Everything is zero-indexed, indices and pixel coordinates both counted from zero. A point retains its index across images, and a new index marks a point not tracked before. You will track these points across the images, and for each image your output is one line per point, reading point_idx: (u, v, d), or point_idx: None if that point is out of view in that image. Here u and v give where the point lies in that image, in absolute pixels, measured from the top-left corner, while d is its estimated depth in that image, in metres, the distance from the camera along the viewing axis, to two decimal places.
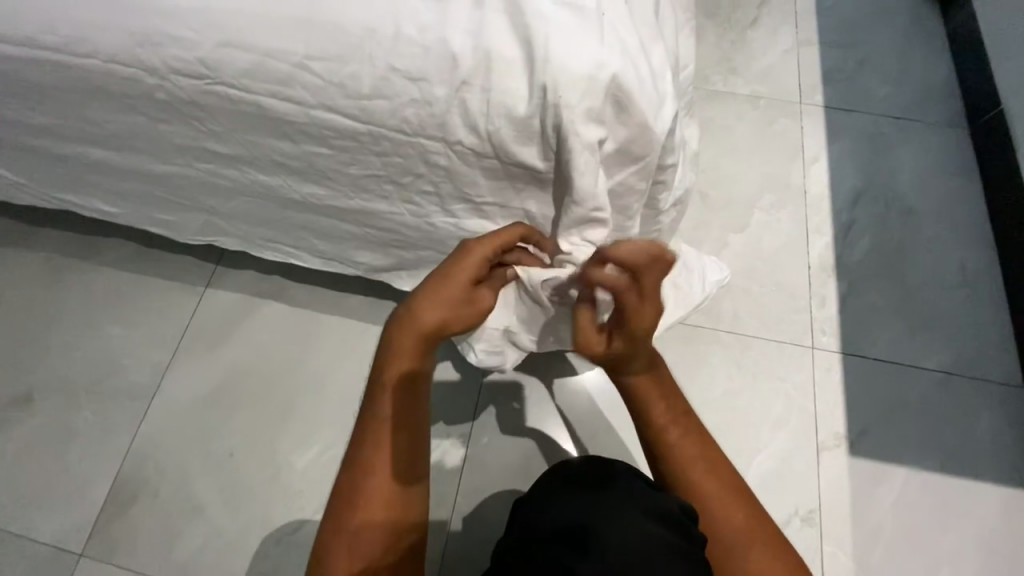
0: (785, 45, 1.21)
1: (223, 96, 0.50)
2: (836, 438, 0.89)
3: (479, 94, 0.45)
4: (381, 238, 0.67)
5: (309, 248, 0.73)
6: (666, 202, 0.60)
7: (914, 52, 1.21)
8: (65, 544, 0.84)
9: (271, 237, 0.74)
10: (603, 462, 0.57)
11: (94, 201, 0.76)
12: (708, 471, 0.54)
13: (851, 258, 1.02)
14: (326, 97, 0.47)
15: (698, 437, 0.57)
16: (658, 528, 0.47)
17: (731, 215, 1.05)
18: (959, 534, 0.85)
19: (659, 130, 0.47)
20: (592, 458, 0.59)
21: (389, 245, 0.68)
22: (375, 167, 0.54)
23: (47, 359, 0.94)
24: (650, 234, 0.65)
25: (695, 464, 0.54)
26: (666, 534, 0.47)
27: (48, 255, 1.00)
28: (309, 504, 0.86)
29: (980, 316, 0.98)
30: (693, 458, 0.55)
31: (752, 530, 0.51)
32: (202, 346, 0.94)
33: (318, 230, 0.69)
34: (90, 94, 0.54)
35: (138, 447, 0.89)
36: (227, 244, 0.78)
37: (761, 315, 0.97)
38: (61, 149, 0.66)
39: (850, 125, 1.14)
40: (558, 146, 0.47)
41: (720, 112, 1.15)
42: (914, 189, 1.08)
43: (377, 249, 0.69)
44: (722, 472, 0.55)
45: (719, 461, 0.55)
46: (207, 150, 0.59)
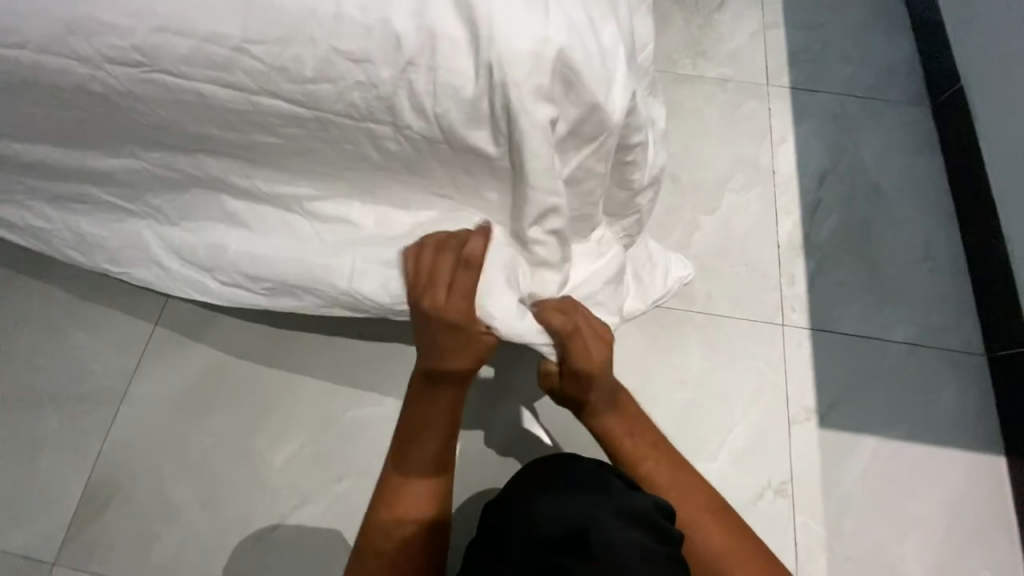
0: (752, 27, 1.22)
1: (161, 84, 0.48)
2: (806, 412, 0.91)
3: (426, 75, 0.44)
4: (319, 229, 0.62)
5: (224, 262, 0.66)
6: (642, 180, 0.60)
7: (878, 32, 1.23)
8: (35, 555, 0.82)
9: (194, 247, 0.67)
10: (575, 460, 0.58)
11: (32, 214, 0.73)
12: (689, 496, 0.63)
13: (819, 236, 1.04)
14: (268, 82, 0.46)
15: (675, 464, 0.66)
16: (648, 536, 0.49)
17: (702, 197, 1.06)
18: (925, 498, 0.87)
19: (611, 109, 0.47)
20: (580, 459, 0.58)
21: (325, 244, 0.62)
22: (327, 154, 0.53)
23: (6, 369, 0.91)
24: (631, 214, 0.65)
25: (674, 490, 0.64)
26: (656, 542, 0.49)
27: (2, 262, 0.97)
28: (287, 505, 0.85)
29: (943, 288, 1.01)
30: (674, 482, 0.65)
31: (727, 544, 0.60)
32: (171, 348, 0.92)
33: (255, 227, 0.64)
34: (23, 87, 0.52)
35: (108, 453, 0.87)
36: (140, 271, 0.72)
37: (731, 294, 0.98)
38: (0, 149, 0.63)
39: (816, 105, 1.15)
40: (507, 128, 0.46)
41: (689, 96, 1.15)
42: (879, 166, 1.10)
43: (298, 256, 0.62)
44: (699, 495, 0.64)
45: (696, 486, 0.65)
46: (150, 143, 0.57)
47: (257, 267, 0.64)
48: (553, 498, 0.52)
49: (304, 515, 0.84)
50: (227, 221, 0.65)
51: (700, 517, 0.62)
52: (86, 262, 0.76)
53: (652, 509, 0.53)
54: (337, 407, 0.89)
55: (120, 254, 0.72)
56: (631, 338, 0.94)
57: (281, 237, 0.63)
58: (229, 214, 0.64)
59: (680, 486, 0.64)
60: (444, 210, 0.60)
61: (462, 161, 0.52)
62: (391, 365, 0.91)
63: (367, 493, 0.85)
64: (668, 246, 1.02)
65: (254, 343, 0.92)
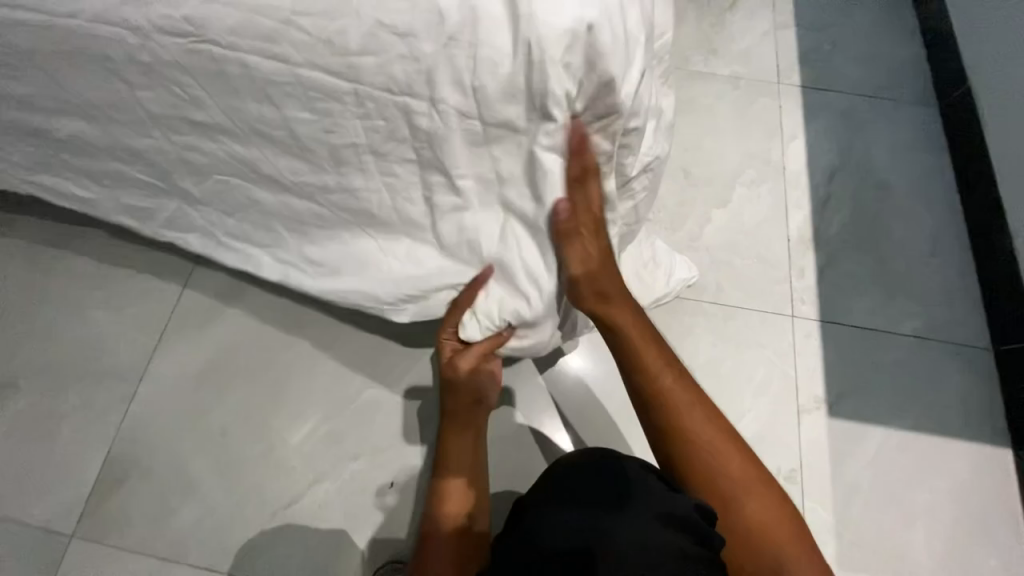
0: (764, 27, 1.24)
1: (208, 55, 0.50)
2: (816, 401, 0.93)
3: (466, 49, 0.47)
4: (352, 219, 0.65)
5: (278, 240, 0.71)
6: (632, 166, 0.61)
7: (886, 34, 1.25)
8: (53, 527, 0.84)
9: (241, 228, 0.72)
10: (615, 460, 0.58)
11: (70, 186, 0.74)
12: (706, 422, 0.62)
13: (829, 230, 1.05)
14: (313, 54, 0.48)
15: (691, 390, 0.64)
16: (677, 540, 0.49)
17: (713, 190, 1.08)
18: (933, 487, 0.89)
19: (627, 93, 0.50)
20: (597, 455, 0.59)
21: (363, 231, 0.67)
22: (355, 135, 0.55)
23: (30, 344, 0.93)
24: (623, 199, 0.67)
25: (693, 416, 0.62)
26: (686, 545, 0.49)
27: (28, 240, 0.99)
28: (302, 483, 0.86)
29: (950, 283, 1.02)
30: (691, 410, 0.62)
31: (748, 479, 0.60)
32: (190, 327, 0.94)
33: (292, 214, 0.67)
34: (73, 58, 0.54)
35: (127, 430, 0.88)
36: (191, 243, 0.76)
37: (743, 287, 1.00)
38: (39, 120, 0.65)
39: (826, 104, 1.17)
40: (539, 103, 0.49)
41: (701, 92, 1.17)
42: (887, 164, 1.12)
43: (348, 238, 0.68)
44: (716, 422, 0.63)
45: (712, 413, 0.63)
46: (184, 120, 0.59)
47: (314, 243, 0.70)
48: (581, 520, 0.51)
49: (321, 492, 0.86)
50: (259, 207, 0.68)
51: (724, 452, 0.61)
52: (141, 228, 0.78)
53: (691, 510, 0.52)
54: (354, 386, 0.91)
55: (170, 220, 0.75)
56: None
57: (319, 223, 0.68)
58: (260, 195, 0.66)
59: (698, 416, 0.62)
60: (455, 206, 0.60)
61: (490, 142, 0.53)
62: (407, 349, 0.93)
63: (382, 472, 0.87)
64: (680, 237, 1.04)
65: (274, 321, 0.94)
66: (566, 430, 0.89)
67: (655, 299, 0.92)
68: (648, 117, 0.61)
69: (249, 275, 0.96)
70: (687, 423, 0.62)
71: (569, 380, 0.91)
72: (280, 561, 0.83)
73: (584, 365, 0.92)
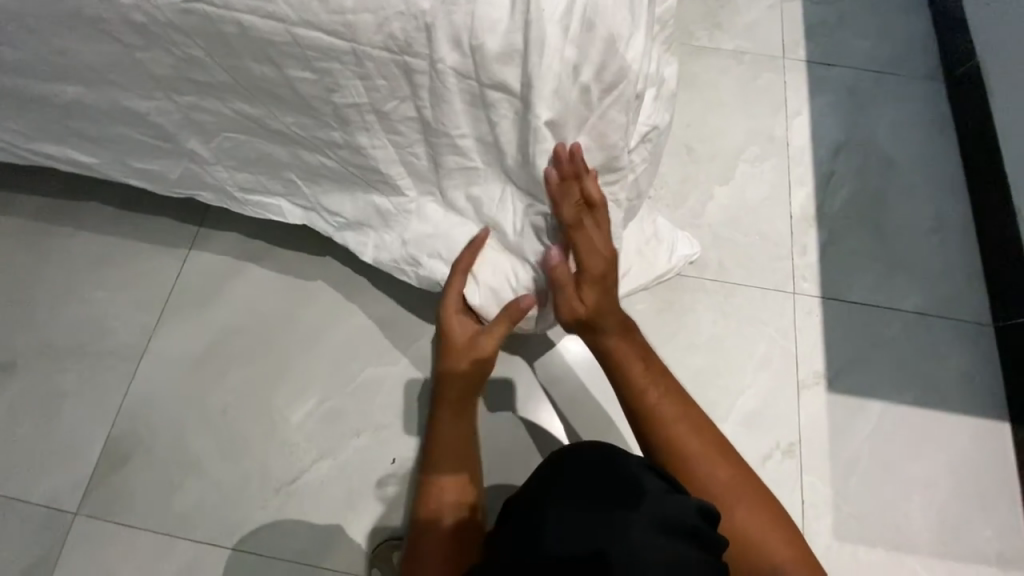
0: (769, 0, 1.21)
1: (202, 14, 0.49)
2: (816, 376, 0.93)
3: (466, 7, 0.45)
4: (360, 175, 0.64)
5: (292, 190, 0.70)
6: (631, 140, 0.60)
7: (894, 7, 1.22)
8: (58, 503, 0.84)
9: (253, 182, 0.71)
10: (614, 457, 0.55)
11: (70, 151, 0.73)
12: (689, 425, 0.66)
13: (832, 207, 1.04)
14: (308, 12, 0.47)
15: (675, 397, 0.68)
16: (683, 546, 0.47)
17: (716, 166, 1.06)
18: (931, 460, 0.90)
19: (631, 57, 0.48)
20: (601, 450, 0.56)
21: (374, 186, 0.65)
22: (357, 93, 0.53)
23: (29, 323, 0.92)
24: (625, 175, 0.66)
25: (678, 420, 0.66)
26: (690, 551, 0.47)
27: (24, 219, 0.98)
28: (305, 459, 0.87)
29: (953, 260, 1.02)
30: (676, 414, 0.66)
31: (733, 477, 0.63)
32: (189, 306, 0.93)
33: (304, 168, 0.66)
34: (62, 21, 0.53)
35: (129, 408, 0.88)
36: (205, 198, 0.75)
37: (746, 264, 0.99)
38: (30, 88, 0.63)
39: (831, 79, 1.15)
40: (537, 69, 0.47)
41: (705, 67, 1.15)
42: (892, 140, 1.10)
43: (359, 193, 0.68)
44: (701, 426, 0.66)
45: (696, 418, 0.67)
46: (187, 79, 0.57)
47: (326, 197, 0.70)
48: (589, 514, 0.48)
49: (324, 468, 0.86)
50: (269, 161, 0.66)
51: (710, 454, 0.64)
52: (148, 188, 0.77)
53: (693, 515, 0.51)
54: (355, 364, 0.91)
55: (177, 181, 0.73)
56: (644, 304, 0.95)
57: (329, 178, 0.67)
58: (268, 150, 0.65)
59: (683, 421, 0.66)
60: (460, 167, 0.59)
61: (490, 105, 0.51)
62: (408, 326, 0.92)
63: (384, 448, 0.87)
64: (682, 215, 1.03)
65: (274, 299, 0.94)
66: (565, 407, 0.90)
67: (657, 277, 0.92)
68: (647, 85, 0.60)
69: (248, 254, 0.96)
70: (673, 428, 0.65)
71: (569, 357, 0.92)
72: (285, 536, 0.83)
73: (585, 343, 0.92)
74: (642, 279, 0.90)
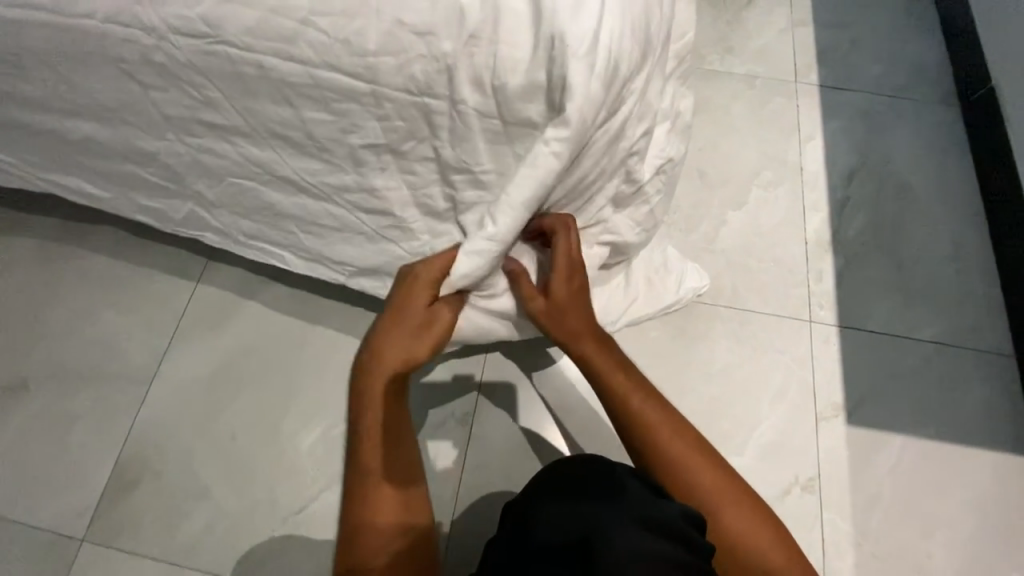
0: (780, 25, 1.22)
1: (224, 56, 0.49)
2: (834, 408, 0.91)
3: (487, 48, 0.45)
4: (369, 224, 0.64)
5: (295, 244, 0.70)
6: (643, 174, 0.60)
7: (906, 31, 1.22)
8: (63, 530, 0.83)
9: (257, 230, 0.70)
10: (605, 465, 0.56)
11: (82, 183, 0.73)
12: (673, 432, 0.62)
13: (848, 233, 1.03)
14: (330, 55, 0.47)
15: (659, 404, 0.64)
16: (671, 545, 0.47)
17: (729, 192, 1.06)
18: (954, 497, 0.87)
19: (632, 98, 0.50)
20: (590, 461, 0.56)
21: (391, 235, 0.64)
22: (375, 135, 0.53)
23: (40, 345, 0.92)
24: (639, 205, 0.66)
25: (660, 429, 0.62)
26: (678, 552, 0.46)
27: (38, 241, 0.98)
28: (312, 486, 0.85)
29: (972, 288, 1.00)
30: (658, 422, 0.62)
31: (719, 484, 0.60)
32: (200, 330, 0.93)
33: (309, 220, 0.66)
34: (84, 59, 0.53)
35: (137, 433, 0.88)
36: (209, 241, 0.74)
37: (760, 291, 0.98)
38: (51, 121, 0.64)
39: (844, 103, 1.15)
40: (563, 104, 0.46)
41: (716, 91, 1.15)
42: (907, 164, 1.10)
43: (366, 242, 0.66)
44: (685, 432, 0.62)
45: (679, 424, 0.63)
46: (200, 122, 0.58)
47: (331, 248, 0.69)
48: (576, 512, 0.49)
49: (333, 497, 0.85)
50: (275, 212, 0.66)
51: (694, 460, 0.60)
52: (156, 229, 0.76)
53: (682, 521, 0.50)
54: None
55: (182, 221, 0.73)
56: (656, 331, 0.94)
57: (333, 231, 0.66)
58: (271, 199, 0.65)
59: (666, 430, 0.62)
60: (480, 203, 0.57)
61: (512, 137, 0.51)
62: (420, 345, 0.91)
63: None
64: (696, 240, 1.02)
65: (284, 323, 0.93)
66: (577, 436, 0.88)
67: (664, 306, 0.90)
68: (661, 119, 0.60)
69: (258, 277, 0.96)
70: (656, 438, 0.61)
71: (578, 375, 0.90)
72: (291, 567, 0.82)
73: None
74: (651, 308, 0.89)
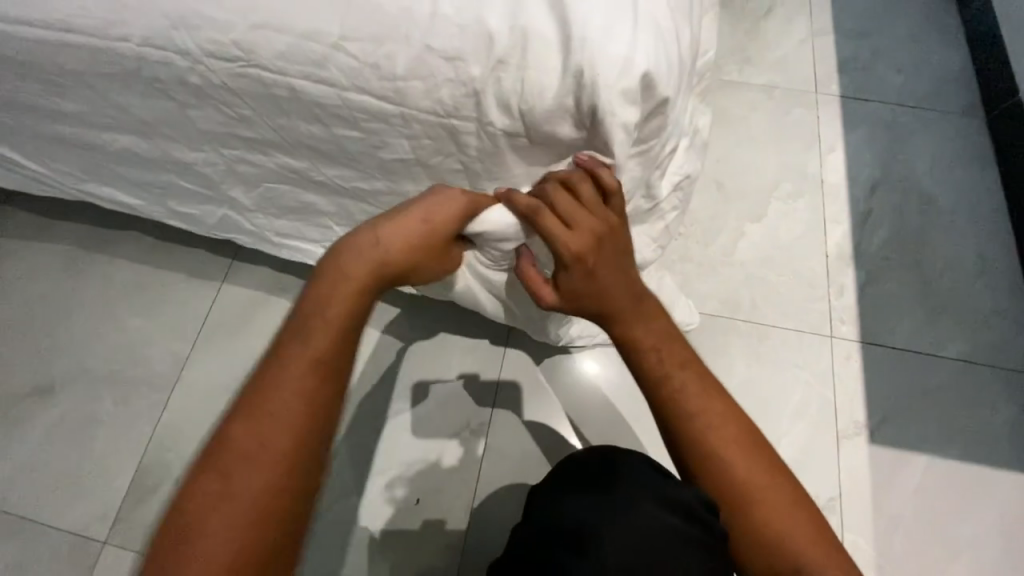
0: (800, 34, 1.20)
1: (256, 78, 0.50)
2: (856, 426, 0.89)
3: (515, 73, 0.45)
4: None
5: (330, 238, 0.72)
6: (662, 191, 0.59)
7: (931, 40, 1.20)
8: (87, 532, 0.85)
9: (291, 228, 0.73)
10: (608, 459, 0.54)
11: (118, 193, 0.76)
12: (723, 420, 0.49)
13: (870, 247, 1.02)
14: (360, 79, 0.48)
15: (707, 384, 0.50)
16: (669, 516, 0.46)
17: (747, 204, 1.05)
18: (981, 521, 0.84)
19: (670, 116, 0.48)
20: (601, 455, 0.55)
21: None
22: (404, 150, 0.54)
23: (68, 350, 0.95)
24: (652, 221, 0.66)
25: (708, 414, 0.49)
26: (677, 521, 0.46)
27: (67, 248, 1.01)
28: (326, 497, 0.85)
29: (1000, 304, 0.97)
30: (705, 406, 0.49)
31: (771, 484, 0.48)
32: (222, 336, 0.95)
33: (346, 218, 0.67)
34: (120, 79, 0.55)
35: (159, 438, 0.90)
36: (242, 241, 0.77)
37: (779, 305, 0.97)
38: (86, 136, 0.65)
39: (866, 114, 1.13)
40: (593, 122, 0.46)
41: (735, 102, 1.14)
42: (931, 177, 1.07)
43: None
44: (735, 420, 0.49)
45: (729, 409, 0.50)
46: (234, 136, 0.59)
47: None
48: (588, 499, 0.49)
49: (348, 507, 0.85)
50: (310, 212, 0.68)
51: (742, 456, 0.48)
52: (196, 230, 0.79)
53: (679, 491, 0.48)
54: (380, 398, 0.90)
55: (217, 225, 0.76)
56: None
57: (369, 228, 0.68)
58: (306, 199, 0.66)
59: (714, 415, 0.49)
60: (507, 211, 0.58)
61: (540, 153, 0.51)
62: (438, 351, 0.93)
63: (408, 487, 0.86)
64: (713, 253, 1.01)
65: None
66: None
67: None
68: (682, 138, 0.60)
69: (278, 286, 0.97)
70: (703, 425, 0.49)
71: (594, 383, 0.90)
72: None
73: (607, 368, 0.91)
74: None
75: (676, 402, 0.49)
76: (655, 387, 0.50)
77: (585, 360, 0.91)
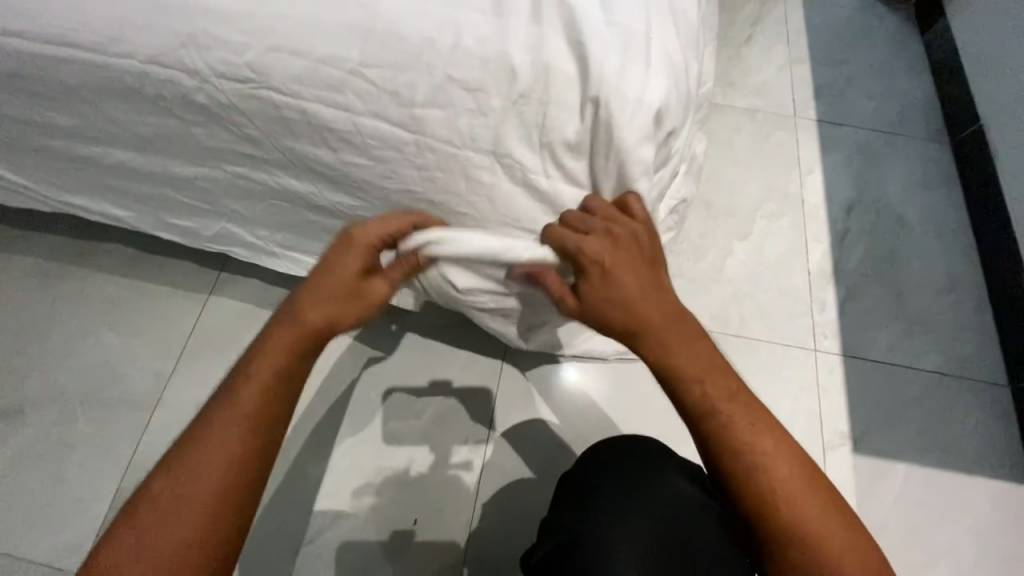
0: (779, 61, 1.27)
1: (269, 100, 0.50)
2: (840, 437, 0.93)
3: (537, 106, 0.46)
4: None
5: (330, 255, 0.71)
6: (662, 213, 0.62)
7: (898, 70, 1.28)
8: (59, 564, 0.80)
9: (291, 243, 0.72)
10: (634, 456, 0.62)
11: (105, 206, 0.73)
12: (773, 446, 0.48)
13: (848, 264, 1.07)
14: (376, 104, 0.48)
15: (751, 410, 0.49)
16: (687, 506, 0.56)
17: (734, 222, 1.09)
18: (957, 526, 0.89)
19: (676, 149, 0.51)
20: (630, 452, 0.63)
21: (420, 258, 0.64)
22: (412, 182, 0.54)
23: (40, 369, 0.90)
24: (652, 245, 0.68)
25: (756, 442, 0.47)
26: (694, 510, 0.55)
27: (40, 261, 0.96)
28: (322, 517, 0.83)
29: (967, 319, 1.04)
30: (753, 434, 0.48)
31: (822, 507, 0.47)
32: (209, 353, 0.91)
33: None
34: (121, 95, 0.53)
35: (140, 461, 0.85)
36: (236, 253, 0.76)
37: (766, 320, 1.00)
38: (75, 149, 0.63)
39: (841, 138, 1.20)
40: (613, 164, 0.48)
41: (720, 123, 1.19)
42: (902, 198, 1.14)
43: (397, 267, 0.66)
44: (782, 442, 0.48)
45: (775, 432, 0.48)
46: (238, 154, 0.58)
47: None
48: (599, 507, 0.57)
49: (343, 529, 0.83)
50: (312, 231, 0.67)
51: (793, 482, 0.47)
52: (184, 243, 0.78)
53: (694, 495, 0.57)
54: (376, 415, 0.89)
55: (213, 239, 0.74)
56: None
57: None
58: (308, 219, 0.65)
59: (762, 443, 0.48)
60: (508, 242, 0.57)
61: (552, 199, 0.51)
62: (433, 360, 0.92)
63: (405, 506, 0.84)
64: (703, 269, 1.04)
65: None
66: None
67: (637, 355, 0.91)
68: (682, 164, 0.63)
69: (268, 302, 0.94)
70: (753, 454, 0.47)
71: (579, 394, 0.91)
72: None
73: (594, 378, 0.92)
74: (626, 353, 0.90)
75: (704, 412, 0.48)
76: (699, 416, 0.48)
77: (581, 376, 0.92)
